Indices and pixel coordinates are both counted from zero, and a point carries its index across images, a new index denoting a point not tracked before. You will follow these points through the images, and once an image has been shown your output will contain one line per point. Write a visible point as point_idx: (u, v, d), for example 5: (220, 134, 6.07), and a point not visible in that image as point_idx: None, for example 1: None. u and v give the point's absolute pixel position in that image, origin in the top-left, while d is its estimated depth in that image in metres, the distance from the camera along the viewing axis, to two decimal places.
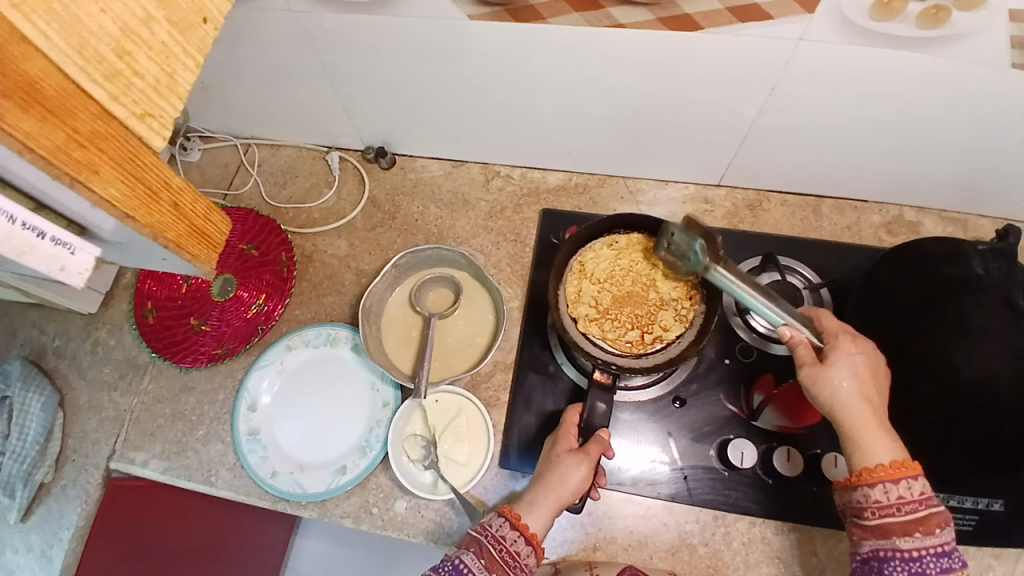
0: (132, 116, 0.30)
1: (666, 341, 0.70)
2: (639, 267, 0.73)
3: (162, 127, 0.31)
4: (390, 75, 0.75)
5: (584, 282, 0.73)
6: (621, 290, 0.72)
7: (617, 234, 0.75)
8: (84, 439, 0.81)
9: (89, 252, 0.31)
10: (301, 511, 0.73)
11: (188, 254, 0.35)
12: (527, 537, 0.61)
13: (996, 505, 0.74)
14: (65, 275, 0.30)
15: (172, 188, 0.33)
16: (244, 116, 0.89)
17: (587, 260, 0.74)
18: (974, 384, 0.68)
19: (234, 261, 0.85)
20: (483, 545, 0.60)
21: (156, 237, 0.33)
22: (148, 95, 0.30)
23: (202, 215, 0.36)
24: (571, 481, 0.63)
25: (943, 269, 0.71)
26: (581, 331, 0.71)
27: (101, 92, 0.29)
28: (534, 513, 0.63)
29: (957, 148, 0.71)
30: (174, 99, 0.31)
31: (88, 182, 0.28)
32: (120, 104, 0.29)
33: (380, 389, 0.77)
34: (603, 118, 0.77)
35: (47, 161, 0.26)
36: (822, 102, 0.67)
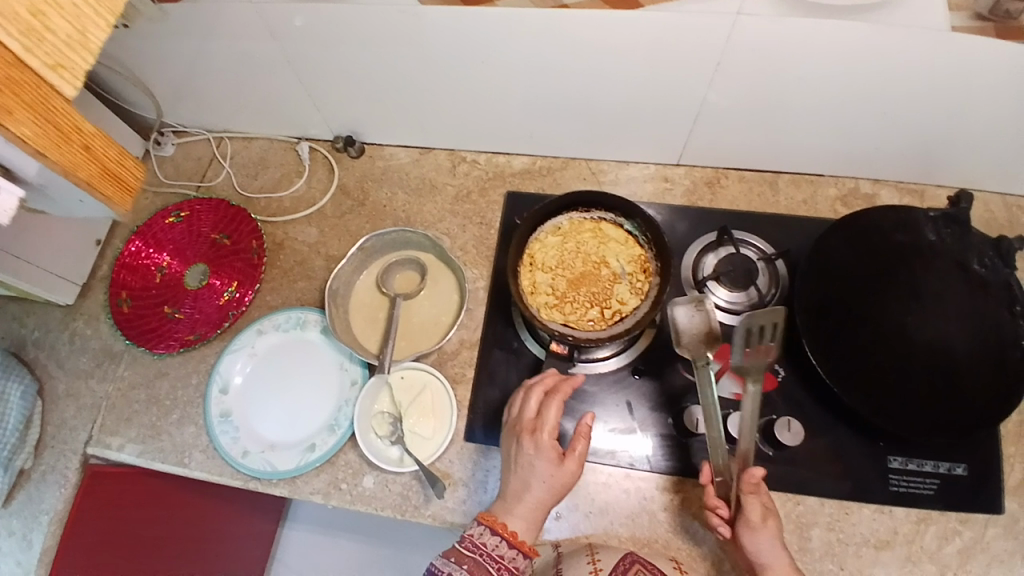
0: (46, 65, 0.33)
1: (625, 314, 0.72)
2: (587, 248, 0.76)
3: (73, 77, 0.34)
4: (352, 64, 0.77)
5: (536, 273, 0.75)
6: (574, 272, 0.75)
7: (558, 220, 0.77)
8: (61, 427, 0.83)
9: (10, 194, 0.35)
10: (272, 489, 0.74)
11: (101, 195, 0.39)
12: (524, 551, 0.62)
13: (958, 469, 0.74)
14: None
15: (85, 133, 0.36)
16: (215, 110, 0.91)
17: (535, 251, 0.76)
18: (929, 346, 0.69)
19: (207, 250, 0.88)
20: (482, 563, 0.60)
21: (67, 174, 0.36)
22: (61, 48, 0.33)
23: (118, 160, 0.39)
24: (556, 487, 0.63)
25: (893, 235, 0.75)
26: (545, 318, 0.72)
27: (15, 44, 0.32)
28: (519, 521, 0.63)
29: (904, 116, 0.73)
30: (85, 53, 0.34)
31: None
32: (33, 55, 0.32)
33: (348, 368, 0.79)
34: (559, 101, 0.79)
35: None
36: (764, 78, 0.70)
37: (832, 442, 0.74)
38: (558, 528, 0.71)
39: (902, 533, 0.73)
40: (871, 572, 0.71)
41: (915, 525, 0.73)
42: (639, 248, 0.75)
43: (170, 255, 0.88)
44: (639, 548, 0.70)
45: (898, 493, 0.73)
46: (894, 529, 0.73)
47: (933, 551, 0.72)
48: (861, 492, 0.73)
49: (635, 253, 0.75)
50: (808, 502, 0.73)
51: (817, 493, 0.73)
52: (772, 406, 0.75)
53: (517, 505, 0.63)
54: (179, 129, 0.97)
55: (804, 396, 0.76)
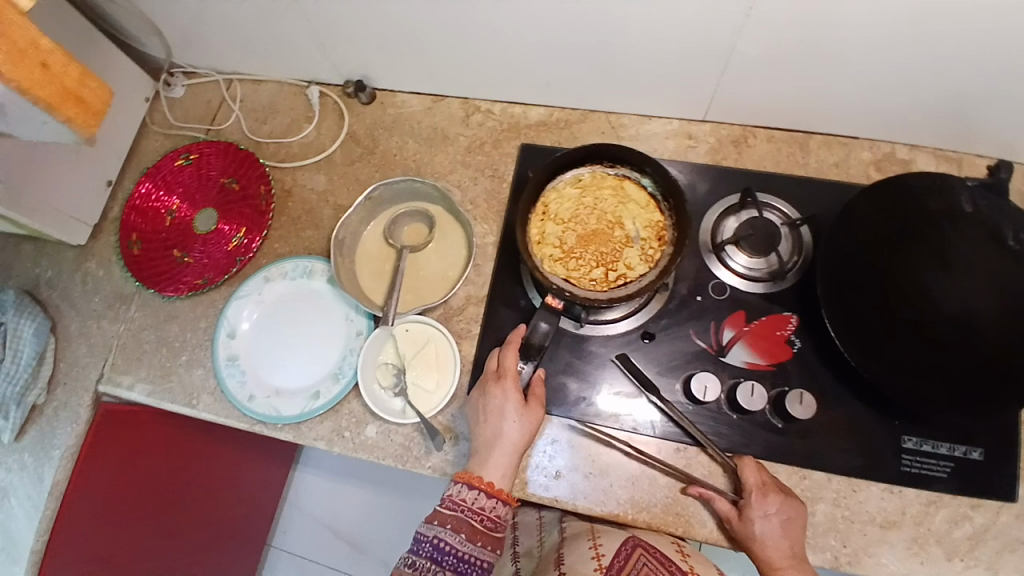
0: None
1: (629, 279, 0.70)
2: (603, 206, 0.73)
3: None
4: (358, 6, 0.73)
5: (547, 224, 0.72)
6: (586, 229, 0.72)
7: (580, 172, 0.74)
8: (74, 364, 0.84)
9: None
10: (276, 433, 0.75)
11: (62, 115, 0.44)
12: (501, 497, 0.65)
13: (974, 453, 0.72)
14: None
15: (40, 49, 0.42)
16: (223, 50, 0.88)
17: (550, 201, 0.73)
18: (953, 320, 0.66)
19: (216, 195, 0.87)
20: (463, 519, 0.64)
21: (26, 92, 0.41)
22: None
23: (77, 80, 0.44)
24: (523, 432, 0.67)
25: (926, 202, 0.70)
26: (547, 270, 0.70)
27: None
28: (492, 468, 0.65)
29: (949, 78, 0.67)
30: None
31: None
32: None
33: (354, 319, 0.78)
34: (577, 48, 0.74)
35: None
36: (796, 27, 0.64)
37: (844, 415, 0.73)
38: (557, 487, 0.71)
39: (911, 514, 0.71)
40: (875, 551, 0.70)
41: (925, 507, 0.71)
42: (659, 214, 0.72)
43: (179, 199, 0.87)
44: (638, 512, 0.69)
45: (908, 473, 0.72)
46: (903, 510, 0.71)
47: (942, 534, 0.70)
48: (869, 469, 0.72)
49: (652, 218, 0.72)
50: (815, 476, 0.72)
51: (825, 468, 0.72)
52: (785, 377, 0.73)
53: (491, 456, 0.66)
54: (188, 70, 0.95)
55: (820, 370, 0.73)
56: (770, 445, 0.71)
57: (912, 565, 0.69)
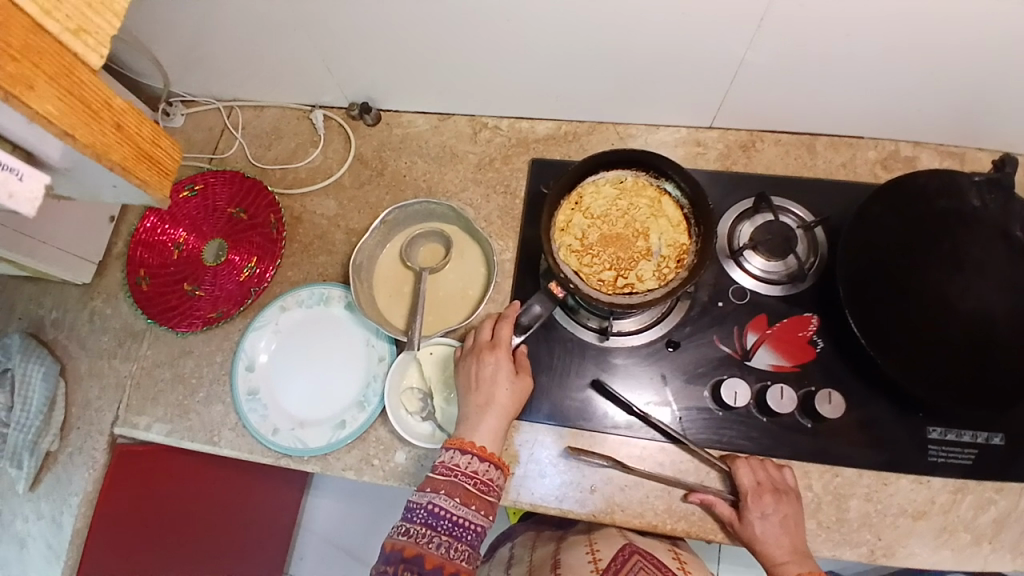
0: (65, 32, 0.31)
1: (634, 290, 0.70)
2: (633, 213, 0.73)
3: (97, 44, 0.33)
4: (368, 25, 0.73)
5: (576, 215, 0.73)
6: (611, 231, 0.73)
7: (624, 173, 0.74)
8: (87, 407, 0.82)
9: (36, 179, 0.32)
10: (303, 465, 0.74)
11: (137, 179, 0.37)
12: (493, 460, 0.64)
13: (996, 438, 0.73)
14: (14, 202, 0.31)
15: (114, 110, 0.35)
16: (225, 78, 0.87)
17: (586, 194, 0.74)
18: (972, 318, 0.69)
19: (224, 225, 0.85)
20: (458, 484, 0.62)
21: (100, 157, 0.34)
22: (80, 11, 0.32)
23: (149, 140, 0.37)
24: (514, 397, 0.68)
25: (938, 201, 0.72)
26: (563, 257, 0.71)
27: (33, 8, 0.30)
28: (484, 432, 0.65)
29: (955, 77, 0.68)
30: (108, 16, 0.33)
31: (23, 96, 0.29)
32: (52, 19, 0.31)
33: (375, 344, 0.78)
34: (587, 62, 0.75)
35: None
36: (807, 35, 0.65)
37: (870, 411, 0.73)
38: (593, 500, 0.70)
39: (939, 503, 0.71)
40: (907, 543, 0.70)
41: (951, 495, 0.71)
42: (685, 237, 0.72)
43: (186, 231, 0.85)
44: (676, 521, 0.69)
45: (935, 463, 0.72)
46: (930, 500, 0.71)
47: (970, 521, 0.71)
48: (896, 462, 0.72)
49: (676, 240, 0.72)
50: (846, 473, 0.72)
51: (854, 464, 0.72)
52: (809, 377, 0.73)
53: (480, 421, 0.66)
54: (187, 99, 0.93)
55: (843, 367, 0.74)
56: (801, 446, 0.72)
57: (945, 554, 0.69)
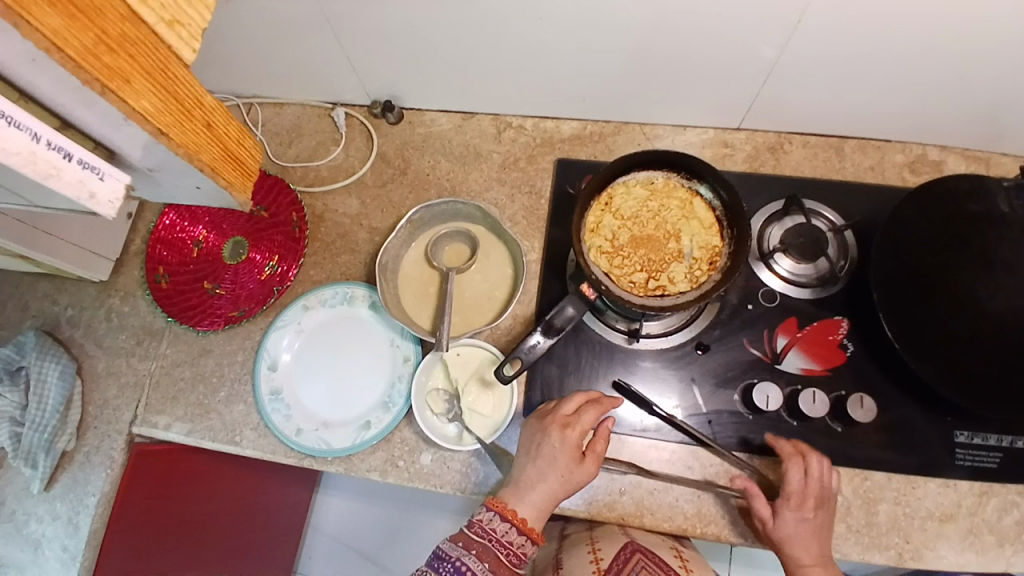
0: (160, 22, 0.31)
1: (667, 292, 0.70)
2: (664, 214, 0.73)
3: (188, 36, 0.33)
4: (395, 22, 0.72)
5: (606, 215, 0.73)
6: (641, 233, 0.72)
7: (655, 175, 0.74)
8: (104, 406, 0.81)
9: (117, 178, 0.31)
10: (327, 467, 0.73)
11: (223, 180, 0.37)
12: (533, 537, 0.62)
13: (1021, 442, 0.71)
14: (95, 204, 0.30)
15: (204, 107, 0.35)
16: (247, 75, 0.86)
17: (617, 194, 0.73)
18: (1002, 320, 0.68)
19: (244, 223, 0.84)
20: (489, 549, 0.61)
21: (190, 157, 0.34)
22: (173, 3, 0.32)
23: (234, 139, 0.38)
24: (572, 479, 0.63)
25: (966, 205, 0.71)
26: (592, 258, 0.70)
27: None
28: (524, 501, 0.62)
29: (992, 80, 0.68)
30: (202, 10, 0.33)
31: (121, 91, 0.29)
32: (148, 8, 0.30)
33: (400, 345, 0.77)
34: (616, 61, 0.74)
35: (79, 65, 0.27)
36: (843, 37, 0.64)
37: (899, 415, 0.72)
38: (622, 504, 0.70)
39: (966, 506, 0.70)
40: (934, 546, 0.69)
41: (977, 498, 0.70)
42: (717, 240, 0.71)
43: (206, 229, 0.84)
44: (706, 525, 0.68)
45: (963, 467, 0.71)
46: (958, 503, 0.70)
47: (993, 523, 0.70)
48: (926, 466, 0.71)
49: (708, 242, 0.71)
50: (876, 477, 0.71)
51: (883, 467, 0.71)
52: (839, 380, 0.73)
53: (530, 492, 0.63)
54: None
55: (871, 370, 0.73)
56: (830, 450, 0.71)
57: (969, 557, 0.68)
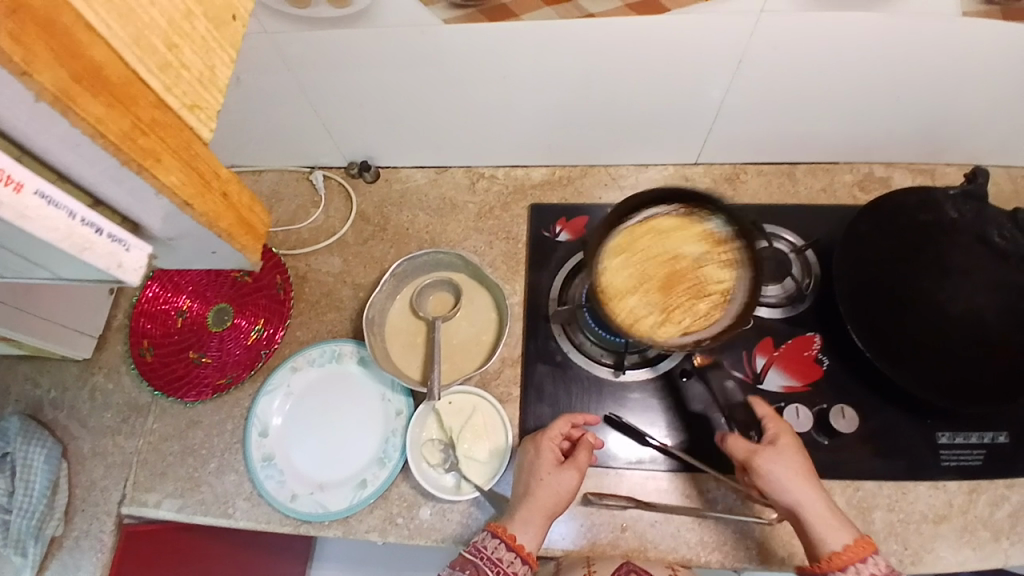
0: (183, 108, 0.28)
1: (728, 292, 0.73)
2: (656, 251, 0.76)
3: (208, 118, 0.30)
4: (370, 88, 0.76)
5: (626, 298, 0.74)
6: (659, 280, 0.75)
7: (612, 240, 0.77)
8: (91, 488, 0.79)
9: (141, 250, 0.30)
10: (325, 531, 0.72)
11: (237, 245, 0.35)
12: (523, 556, 0.60)
13: (1001, 437, 0.74)
14: (122, 273, 0.30)
15: (222, 179, 0.32)
16: (224, 146, 0.89)
17: (610, 278, 0.75)
18: (963, 319, 0.71)
19: (228, 290, 0.85)
20: (482, 568, 0.60)
21: (210, 224, 0.32)
22: (196, 88, 0.29)
23: (247, 206, 0.35)
24: (561, 494, 0.64)
25: (918, 215, 0.76)
26: (663, 336, 0.71)
27: (156, 83, 0.27)
28: (522, 529, 0.62)
29: (922, 98, 0.74)
30: (217, 92, 0.30)
31: (152, 169, 0.27)
32: (172, 94, 0.28)
33: (392, 398, 0.77)
34: (578, 110, 0.79)
35: (116, 147, 0.26)
36: (783, 72, 0.70)
37: (880, 422, 0.75)
38: (625, 539, 0.70)
39: (958, 505, 0.72)
40: (932, 547, 0.70)
41: (967, 496, 0.72)
42: (700, 229, 0.77)
43: (189, 298, 0.85)
44: (709, 552, 0.69)
45: (950, 468, 0.73)
46: (950, 503, 0.72)
47: (986, 517, 0.71)
48: (914, 469, 0.73)
49: (697, 235, 0.76)
50: (867, 486, 0.73)
51: (872, 475, 0.73)
52: (821, 395, 0.75)
53: (523, 513, 0.63)
54: None
55: (849, 381, 0.76)
56: (820, 463, 0.73)
57: (968, 554, 0.70)
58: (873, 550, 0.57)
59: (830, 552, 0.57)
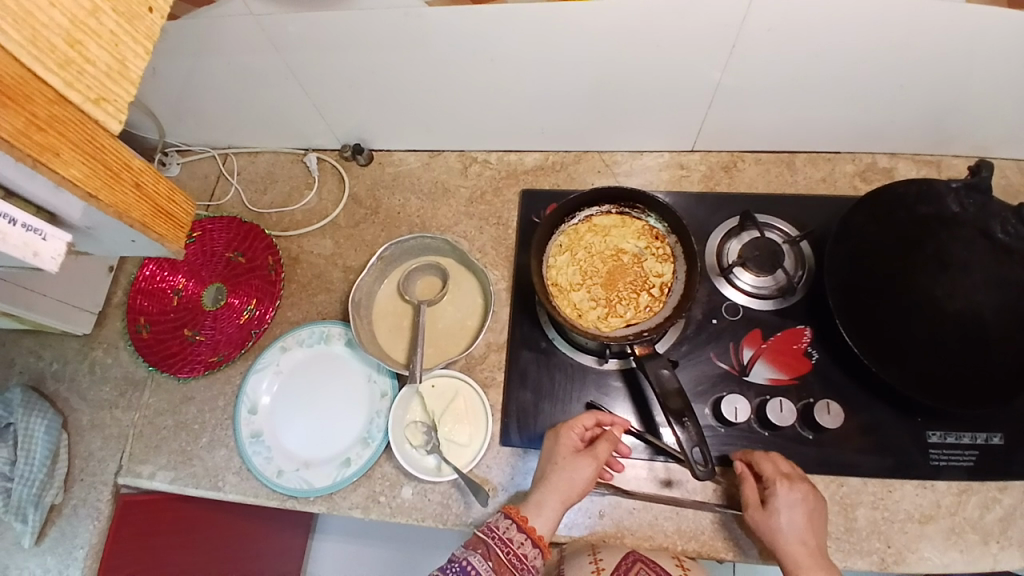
0: (87, 101, 0.30)
1: (668, 283, 0.73)
2: (597, 249, 0.76)
3: (118, 111, 0.31)
4: (359, 70, 0.75)
5: (570, 295, 0.74)
6: (602, 276, 0.75)
7: (556, 239, 0.76)
8: (90, 458, 0.82)
9: (60, 238, 0.31)
10: (309, 507, 0.73)
11: (154, 235, 0.36)
12: (535, 540, 0.62)
13: (995, 438, 0.72)
14: (39, 261, 0.30)
15: (133, 170, 0.34)
16: (219, 126, 0.90)
17: (555, 277, 0.74)
18: (960, 317, 0.68)
19: (222, 270, 0.87)
20: (493, 547, 0.62)
21: (121, 216, 0.33)
22: (102, 82, 0.30)
23: (165, 195, 0.36)
24: (575, 482, 0.64)
25: (917, 208, 0.73)
26: (608, 330, 0.71)
27: (56, 80, 0.28)
28: (540, 514, 0.62)
29: (925, 85, 0.72)
30: (128, 85, 0.31)
31: (50, 164, 0.28)
32: (75, 90, 0.29)
33: (377, 379, 0.78)
34: (570, 94, 0.78)
35: (11, 144, 0.26)
36: (777, 57, 0.69)
37: (869, 419, 0.73)
38: (602, 525, 0.70)
39: (946, 506, 0.71)
40: (917, 547, 0.69)
41: (956, 497, 0.71)
42: (639, 221, 0.76)
43: (185, 277, 0.87)
44: (686, 541, 0.69)
45: (938, 467, 0.71)
46: (937, 503, 0.71)
47: (975, 520, 0.70)
48: (901, 468, 0.72)
49: (636, 228, 0.76)
50: (851, 482, 0.72)
51: (859, 472, 0.72)
52: (808, 389, 0.74)
53: (541, 498, 0.63)
54: (182, 148, 0.96)
55: (838, 375, 0.75)
56: (805, 458, 0.72)
57: (954, 556, 0.69)
58: None
59: None
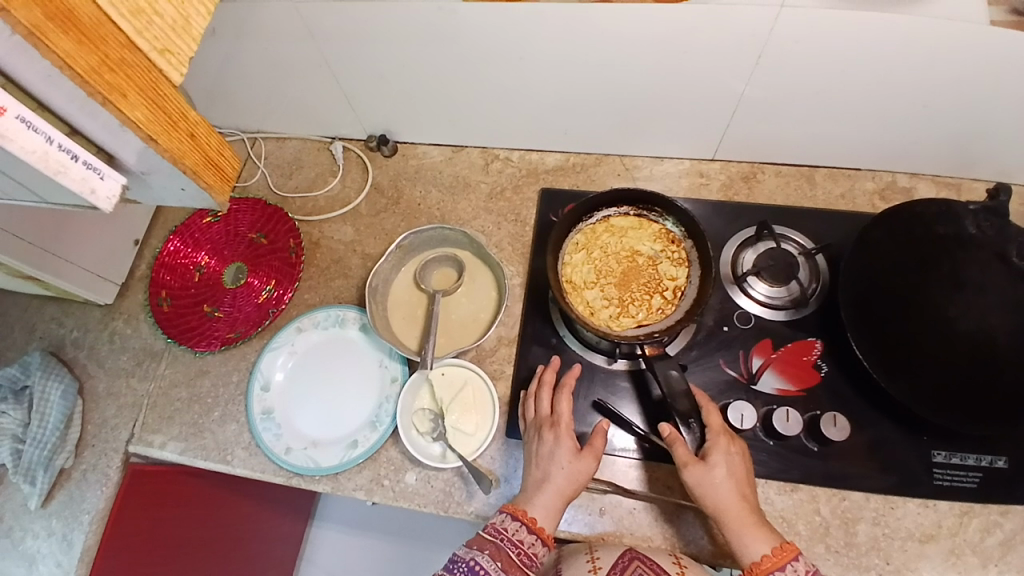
0: (153, 50, 0.32)
1: (682, 286, 0.74)
2: (613, 249, 0.77)
3: (179, 63, 0.34)
4: (390, 63, 0.77)
5: (584, 293, 0.75)
6: (616, 276, 0.76)
7: (573, 237, 0.77)
8: (103, 425, 0.83)
9: (116, 179, 0.33)
10: (315, 485, 0.75)
11: (203, 184, 0.37)
12: (543, 537, 0.62)
13: (1000, 462, 0.72)
14: (95, 199, 0.32)
15: (190, 120, 0.35)
16: (251, 111, 0.92)
17: (570, 274, 0.75)
18: (973, 339, 0.68)
19: (244, 250, 0.89)
20: (501, 548, 0.61)
21: (174, 161, 0.35)
22: (167, 33, 0.33)
23: (215, 148, 0.38)
24: (572, 479, 0.65)
25: (936, 228, 0.73)
26: (619, 329, 0.72)
27: (127, 26, 0.31)
28: (541, 511, 0.63)
29: (949, 105, 0.72)
30: (189, 40, 0.34)
31: (117, 102, 0.30)
32: (143, 38, 0.32)
33: (389, 365, 0.80)
34: (595, 98, 0.79)
35: (83, 80, 0.29)
36: (803, 71, 0.69)
37: (875, 434, 0.73)
38: (602, 523, 0.71)
39: (947, 526, 0.70)
40: (916, 566, 0.69)
41: (958, 518, 0.71)
42: (656, 224, 0.77)
43: (208, 255, 0.89)
44: (685, 545, 0.69)
45: (942, 487, 0.71)
46: (938, 523, 0.70)
47: (976, 543, 0.70)
48: (905, 485, 0.71)
49: (653, 231, 0.77)
50: (854, 497, 0.72)
51: (862, 487, 0.72)
52: (815, 401, 0.74)
53: (539, 494, 0.64)
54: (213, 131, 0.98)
55: (845, 389, 0.75)
56: (808, 470, 0.72)
57: None
58: (794, 555, 0.58)
59: (752, 561, 0.59)
